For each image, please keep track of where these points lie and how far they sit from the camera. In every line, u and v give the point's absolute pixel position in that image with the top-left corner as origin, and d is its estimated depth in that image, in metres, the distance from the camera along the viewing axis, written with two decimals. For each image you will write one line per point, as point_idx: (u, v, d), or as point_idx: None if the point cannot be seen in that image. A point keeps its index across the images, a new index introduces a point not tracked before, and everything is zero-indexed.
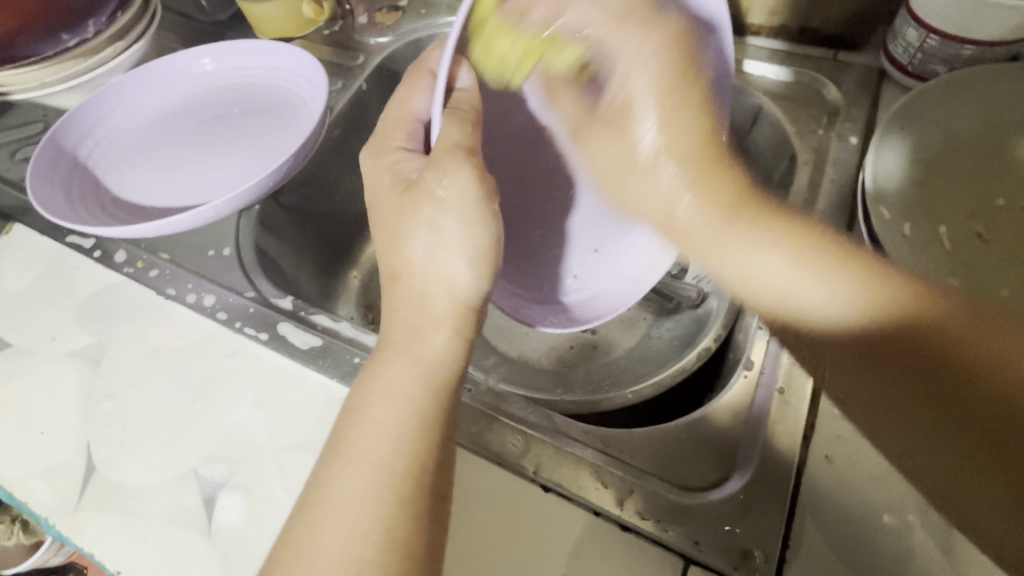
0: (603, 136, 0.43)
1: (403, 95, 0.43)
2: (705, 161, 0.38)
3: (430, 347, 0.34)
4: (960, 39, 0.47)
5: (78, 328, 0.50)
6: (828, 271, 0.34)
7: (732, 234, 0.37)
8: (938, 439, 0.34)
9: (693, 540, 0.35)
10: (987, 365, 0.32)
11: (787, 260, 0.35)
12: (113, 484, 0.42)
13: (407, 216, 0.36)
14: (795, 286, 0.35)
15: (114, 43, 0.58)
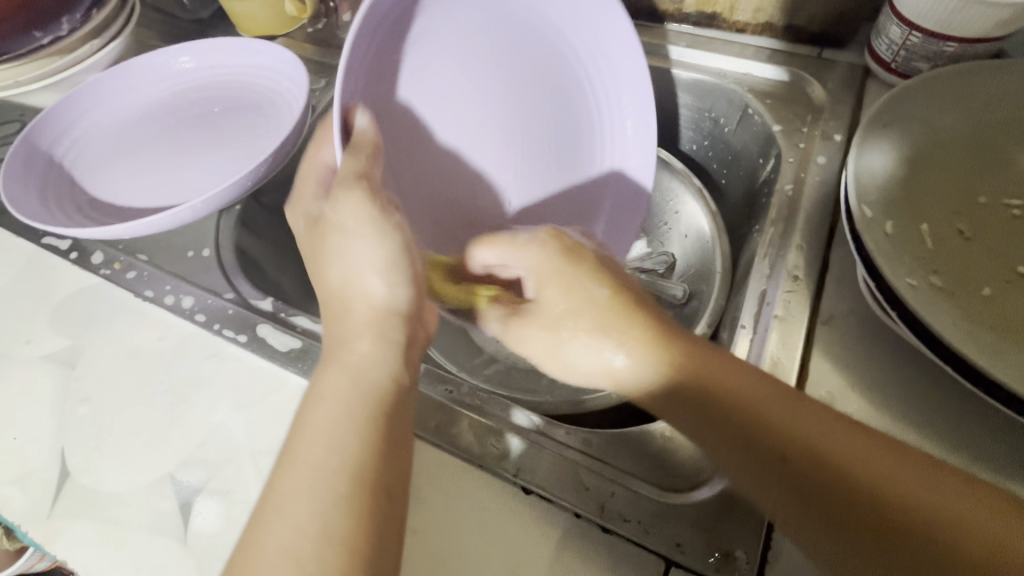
0: (525, 329, 0.39)
1: (313, 151, 0.43)
2: (621, 313, 0.36)
3: (356, 354, 0.33)
4: (943, 36, 0.47)
5: (53, 332, 0.49)
6: (695, 408, 0.33)
7: (603, 331, 0.36)
8: (813, 527, 0.30)
9: (675, 542, 0.35)
10: (831, 456, 0.30)
11: (630, 350, 0.35)
12: (88, 490, 0.41)
13: (323, 250, 0.36)
14: (628, 369, 0.35)
15: (90, 40, 0.57)
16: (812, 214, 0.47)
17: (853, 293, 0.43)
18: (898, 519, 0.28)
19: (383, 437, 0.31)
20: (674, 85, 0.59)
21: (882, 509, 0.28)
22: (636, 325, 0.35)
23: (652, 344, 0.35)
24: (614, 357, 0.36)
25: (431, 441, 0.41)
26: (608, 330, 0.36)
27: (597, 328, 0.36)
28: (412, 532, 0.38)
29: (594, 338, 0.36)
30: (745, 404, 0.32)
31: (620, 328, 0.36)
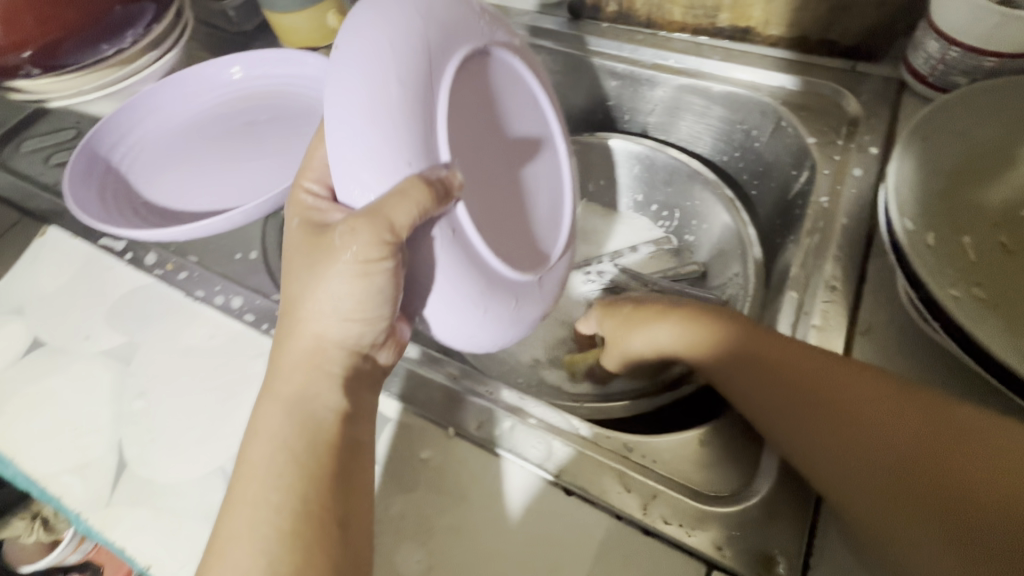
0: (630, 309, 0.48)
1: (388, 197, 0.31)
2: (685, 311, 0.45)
3: (290, 386, 0.37)
4: (982, 51, 0.47)
5: (109, 328, 0.51)
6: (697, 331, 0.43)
7: (804, 425, 0.37)
8: (826, 449, 0.36)
9: (716, 545, 0.36)
10: (892, 443, 0.34)
11: (774, 395, 0.39)
12: (143, 481, 0.43)
13: (320, 271, 0.35)
14: (787, 442, 0.38)
15: (149, 51, 0.60)
16: (849, 226, 0.47)
17: (892, 305, 0.44)
18: (941, 476, 0.33)
19: (338, 468, 0.36)
20: (708, 98, 0.60)
21: (943, 476, 0.33)
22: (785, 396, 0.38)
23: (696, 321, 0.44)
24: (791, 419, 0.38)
25: (473, 442, 0.42)
26: (691, 332, 0.43)
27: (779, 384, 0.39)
28: (454, 528, 0.39)
29: (779, 402, 0.38)
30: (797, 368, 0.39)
31: (841, 403, 0.37)
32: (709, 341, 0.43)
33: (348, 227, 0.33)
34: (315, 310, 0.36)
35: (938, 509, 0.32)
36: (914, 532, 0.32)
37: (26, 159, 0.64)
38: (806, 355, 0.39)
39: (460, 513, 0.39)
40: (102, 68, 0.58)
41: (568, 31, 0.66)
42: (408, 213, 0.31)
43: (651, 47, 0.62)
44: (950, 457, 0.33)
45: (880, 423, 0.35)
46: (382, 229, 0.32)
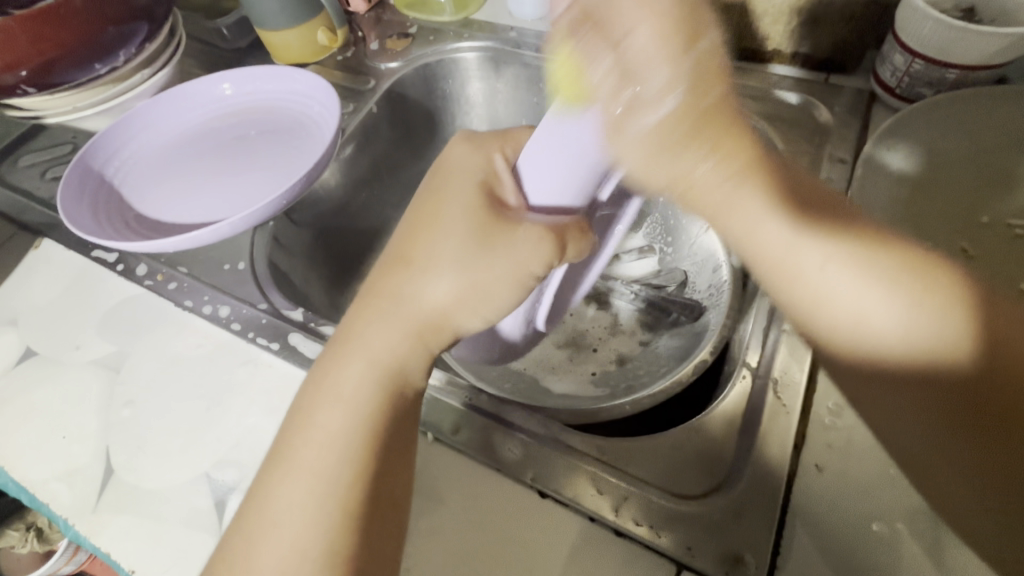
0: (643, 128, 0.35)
1: (545, 236, 0.38)
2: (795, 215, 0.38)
3: (372, 337, 0.38)
4: (943, 64, 0.49)
5: (99, 338, 0.53)
6: (891, 292, 0.34)
7: (832, 259, 0.36)
8: (966, 437, 0.32)
9: (685, 546, 0.37)
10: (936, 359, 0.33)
11: (834, 259, 0.36)
12: (130, 487, 0.44)
13: (471, 236, 0.38)
14: (869, 308, 0.35)
15: (141, 70, 0.63)
16: None
17: None
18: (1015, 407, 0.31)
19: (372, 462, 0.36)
20: None
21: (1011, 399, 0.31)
22: (871, 261, 0.35)
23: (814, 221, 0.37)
24: (879, 290, 0.35)
25: (451, 446, 0.43)
26: (866, 266, 0.35)
27: (826, 234, 0.36)
28: (431, 531, 0.40)
29: (728, 195, 0.38)
30: (842, 205, 0.40)
31: (907, 267, 0.35)
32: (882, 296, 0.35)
33: (539, 232, 0.38)
34: (447, 287, 0.38)
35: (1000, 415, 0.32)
36: (937, 426, 0.33)
37: (21, 174, 0.66)
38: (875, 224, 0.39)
39: (438, 515, 0.40)
40: (96, 86, 0.60)
41: None
42: (578, 251, 0.39)
43: None
44: (963, 342, 0.33)
45: (918, 296, 0.34)
46: (559, 252, 0.38)
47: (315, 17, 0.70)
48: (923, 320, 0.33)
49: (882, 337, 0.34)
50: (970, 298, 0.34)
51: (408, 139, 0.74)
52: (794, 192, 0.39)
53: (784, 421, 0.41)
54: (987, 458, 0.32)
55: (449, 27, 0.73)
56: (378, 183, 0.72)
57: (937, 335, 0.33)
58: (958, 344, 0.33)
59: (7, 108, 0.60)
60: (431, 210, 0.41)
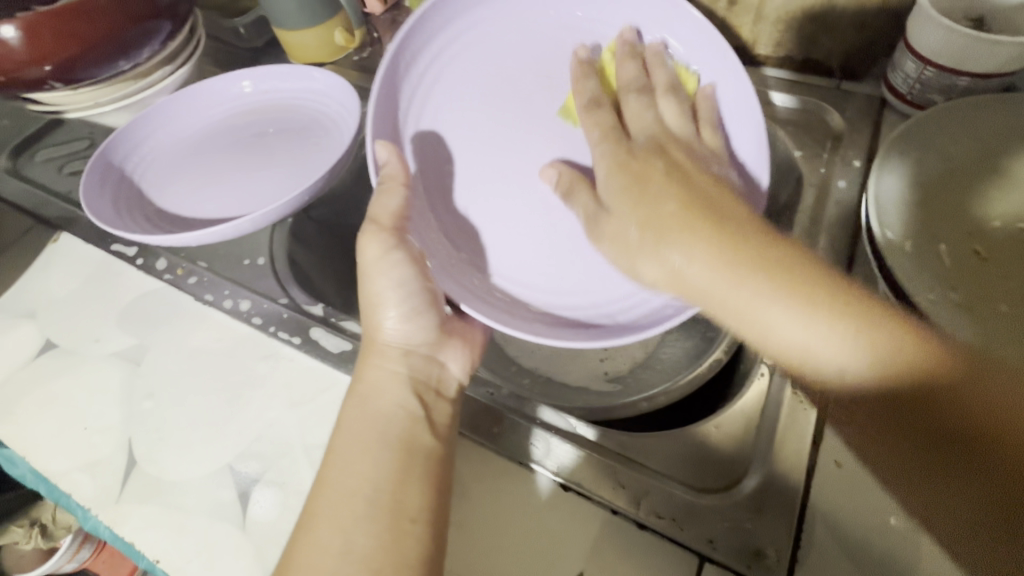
0: (700, 272, 0.36)
1: (381, 200, 0.43)
2: (747, 266, 0.36)
3: (376, 404, 0.41)
4: (955, 71, 0.50)
5: (120, 330, 0.53)
6: (831, 331, 0.34)
7: (780, 301, 0.35)
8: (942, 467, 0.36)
9: (707, 538, 0.37)
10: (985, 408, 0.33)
11: (788, 302, 0.35)
12: (153, 478, 0.44)
13: (376, 282, 0.43)
14: (835, 362, 0.34)
15: (164, 66, 0.64)
16: (832, 235, 0.50)
17: None
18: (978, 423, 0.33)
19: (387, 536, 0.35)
20: None
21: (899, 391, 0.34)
22: (832, 316, 0.34)
23: (793, 284, 0.35)
24: (719, 281, 0.36)
25: (472, 439, 0.44)
26: (818, 312, 0.34)
27: (794, 298, 0.35)
28: (454, 524, 0.40)
29: (724, 281, 0.36)
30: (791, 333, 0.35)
31: (864, 317, 0.34)
32: (908, 364, 0.33)
33: (375, 221, 0.43)
34: (398, 319, 0.43)
35: (946, 454, 0.36)
36: (912, 473, 0.38)
37: (39, 167, 0.66)
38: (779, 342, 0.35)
39: (459, 509, 0.41)
40: (119, 82, 0.61)
41: None
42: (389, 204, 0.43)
43: None
44: (861, 373, 0.34)
45: (862, 329, 0.34)
46: (395, 241, 0.43)
47: (334, 17, 0.71)
48: (881, 366, 0.33)
49: (829, 373, 0.34)
50: (892, 346, 0.33)
51: None
52: (771, 314, 0.35)
53: (801, 417, 0.41)
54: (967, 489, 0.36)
55: None
56: None
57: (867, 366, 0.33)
58: (850, 367, 0.34)
59: (28, 102, 0.61)
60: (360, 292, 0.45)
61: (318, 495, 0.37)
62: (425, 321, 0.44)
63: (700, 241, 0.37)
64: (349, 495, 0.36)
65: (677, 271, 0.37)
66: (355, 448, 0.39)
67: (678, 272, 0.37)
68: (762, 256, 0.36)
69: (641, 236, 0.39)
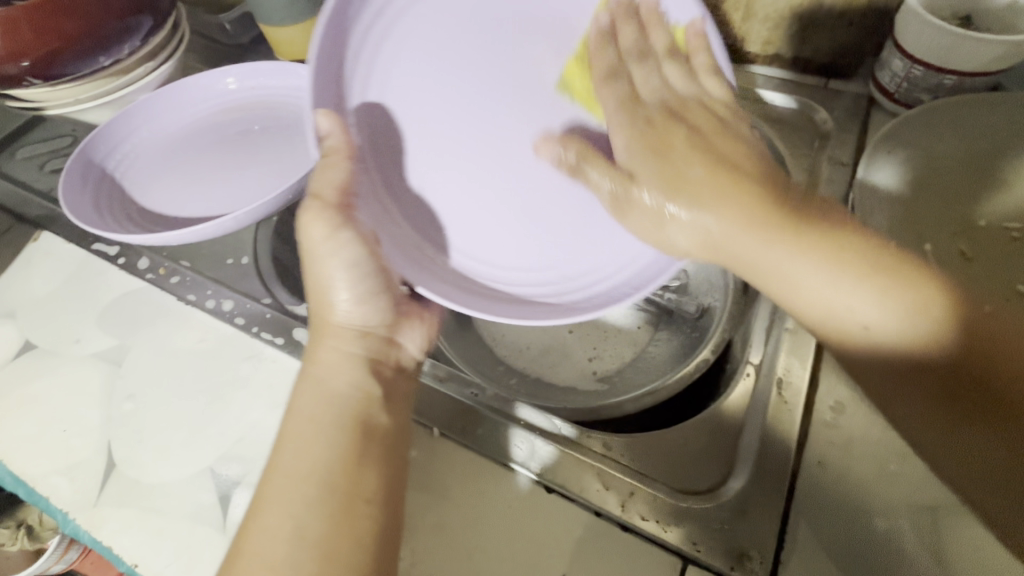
0: (736, 237, 0.38)
1: (323, 173, 0.39)
2: (763, 217, 0.37)
3: (331, 386, 0.40)
4: (942, 70, 0.50)
5: (101, 331, 0.52)
6: (859, 285, 0.36)
7: (799, 255, 0.37)
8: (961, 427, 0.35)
9: (690, 540, 0.37)
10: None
11: (823, 265, 0.37)
12: (132, 481, 0.44)
13: (325, 263, 0.41)
14: (857, 305, 0.36)
15: (145, 62, 0.63)
16: None
17: None
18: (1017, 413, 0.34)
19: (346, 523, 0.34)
20: None
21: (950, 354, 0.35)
22: (843, 256, 0.37)
23: (826, 241, 0.37)
24: (756, 203, 0.38)
25: (456, 441, 0.43)
26: (891, 278, 0.36)
27: (822, 236, 0.37)
28: (438, 527, 0.40)
29: (756, 243, 0.37)
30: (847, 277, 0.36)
31: (870, 270, 0.36)
32: (924, 330, 0.35)
33: (317, 190, 0.40)
34: (352, 301, 0.42)
35: (997, 467, 0.35)
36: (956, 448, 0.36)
37: (20, 165, 0.65)
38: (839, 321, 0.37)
39: (442, 512, 0.40)
40: (100, 78, 0.60)
41: None
42: (331, 178, 0.39)
43: None
44: (920, 329, 0.35)
45: (895, 288, 0.36)
46: (338, 217, 0.40)
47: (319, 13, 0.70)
48: (908, 319, 0.36)
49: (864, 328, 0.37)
50: (928, 305, 0.35)
51: None
52: (794, 246, 0.37)
53: (785, 418, 0.41)
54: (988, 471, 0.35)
55: None
56: None
57: (928, 327, 0.35)
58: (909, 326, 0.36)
59: (7, 99, 0.59)
60: (309, 271, 0.42)
61: (272, 480, 0.36)
62: (376, 308, 0.44)
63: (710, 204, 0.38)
64: (297, 480, 0.36)
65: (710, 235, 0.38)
66: (308, 435, 0.37)
67: (705, 236, 0.38)
68: (755, 215, 0.37)
69: (639, 215, 0.40)
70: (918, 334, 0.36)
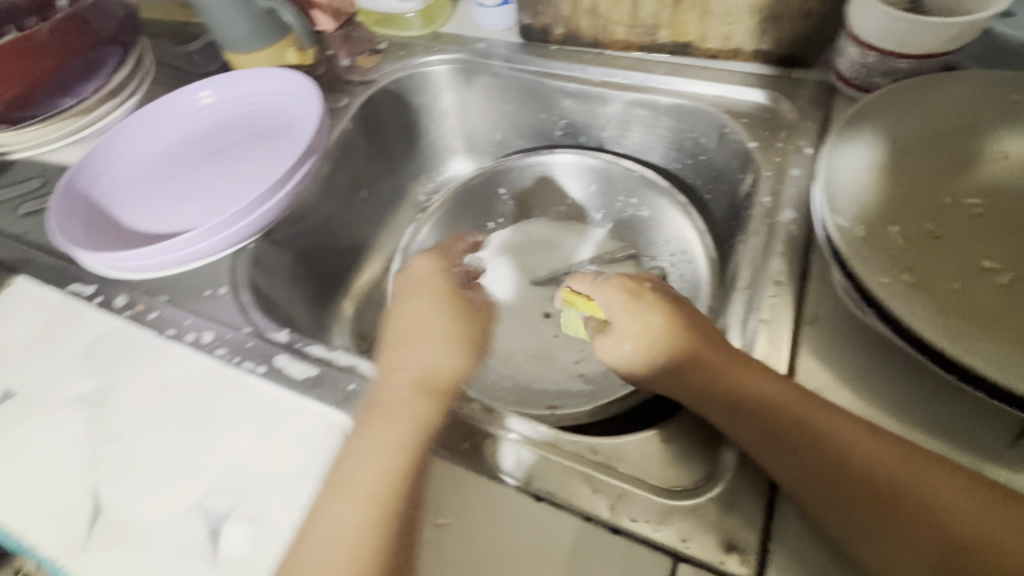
0: (613, 306, 0.47)
1: None
2: (639, 296, 0.46)
3: None
4: (898, 54, 0.51)
5: (81, 373, 0.52)
6: (632, 326, 0.46)
7: (631, 327, 0.46)
8: (810, 467, 0.36)
9: (681, 538, 0.37)
10: (929, 504, 0.34)
11: (640, 329, 0.45)
12: (119, 523, 0.43)
13: None
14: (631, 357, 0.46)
15: (110, 99, 0.63)
16: (790, 224, 0.50)
17: (834, 295, 0.46)
18: (909, 504, 0.34)
19: None
20: (655, 110, 0.65)
21: (831, 457, 0.36)
22: (661, 318, 0.45)
23: (656, 327, 0.45)
24: (637, 315, 0.45)
25: (445, 456, 0.43)
26: (642, 323, 0.45)
27: (641, 304, 0.46)
28: (429, 545, 0.40)
29: (622, 305, 0.46)
30: (759, 394, 0.39)
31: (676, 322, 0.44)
32: (781, 395, 0.39)
33: None
34: None
35: (892, 507, 0.34)
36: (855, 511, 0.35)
37: None
38: (763, 389, 0.40)
39: (432, 530, 0.40)
40: (65, 118, 0.60)
41: (520, 55, 0.71)
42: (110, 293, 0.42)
43: (598, 66, 0.67)
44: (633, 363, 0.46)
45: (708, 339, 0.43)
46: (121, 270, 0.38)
47: (284, 38, 0.71)
48: (758, 410, 0.39)
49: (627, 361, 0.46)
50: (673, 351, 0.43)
51: (382, 153, 0.76)
52: (738, 403, 0.40)
53: None
54: (911, 538, 0.33)
55: (419, 41, 0.76)
56: (357, 201, 0.74)
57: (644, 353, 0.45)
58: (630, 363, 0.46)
59: None
60: None
61: None
62: None
63: (634, 319, 0.45)
64: None
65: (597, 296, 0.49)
66: None
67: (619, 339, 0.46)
68: (648, 310, 0.45)
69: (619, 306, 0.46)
70: (766, 410, 0.39)
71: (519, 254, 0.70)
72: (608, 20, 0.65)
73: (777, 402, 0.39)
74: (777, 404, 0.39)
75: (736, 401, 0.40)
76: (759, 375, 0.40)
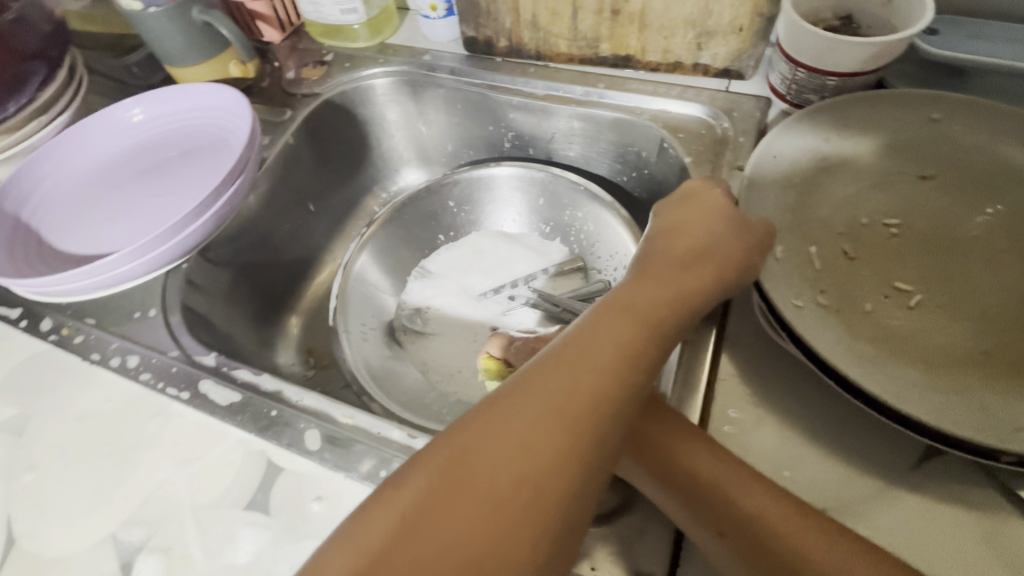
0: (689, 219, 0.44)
1: None
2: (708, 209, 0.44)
3: None
4: (824, 72, 0.51)
5: (2, 401, 0.51)
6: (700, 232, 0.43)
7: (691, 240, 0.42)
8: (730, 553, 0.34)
9: (589, 566, 0.37)
10: None
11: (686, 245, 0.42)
12: (32, 557, 0.42)
13: None
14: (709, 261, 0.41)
15: (37, 117, 0.61)
16: None
17: (756, 315, 0.46)
18: None
19: None
20: (597, 124, 0.65)
21: (751, 544, 0.34)
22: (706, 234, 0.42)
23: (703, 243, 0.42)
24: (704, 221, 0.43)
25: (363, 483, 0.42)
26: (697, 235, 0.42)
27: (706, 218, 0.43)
28: None
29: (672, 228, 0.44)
30: (688, 470, 0.37)
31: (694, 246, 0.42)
32: (709, 471, 0.36)
33: None
34: None
35: None
36: None
37: None
38: (692, 463, 0.37)
39: None
40: None
41: (465, 68, 0.70)
42: None
43: (541, 79, 0.67)
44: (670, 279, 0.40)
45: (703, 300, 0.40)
46: None
47: (224, 51, 0.70)
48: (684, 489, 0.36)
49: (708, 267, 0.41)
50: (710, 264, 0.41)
51: (330, 165, 0.75)
52: (665, 480, 0.37)
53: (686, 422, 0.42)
54: None
55: (366, 53, 0.75)
56: (304, 215, 0.73)
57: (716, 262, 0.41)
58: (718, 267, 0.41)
59: None
60: None
61: None
62: None
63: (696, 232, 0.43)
64: None
65: (616, 299, 0.37)
66: None
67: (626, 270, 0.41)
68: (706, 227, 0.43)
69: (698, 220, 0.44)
70: (691, 488, 0.36)
71: (466, 266, 0.70)
72: (549, 33, 0.65)
73: (702, 479, 0.36)
74: (704, 481, 0.36)
75: (662, 478, 0.37)
76: (694, 446, 0.38)
